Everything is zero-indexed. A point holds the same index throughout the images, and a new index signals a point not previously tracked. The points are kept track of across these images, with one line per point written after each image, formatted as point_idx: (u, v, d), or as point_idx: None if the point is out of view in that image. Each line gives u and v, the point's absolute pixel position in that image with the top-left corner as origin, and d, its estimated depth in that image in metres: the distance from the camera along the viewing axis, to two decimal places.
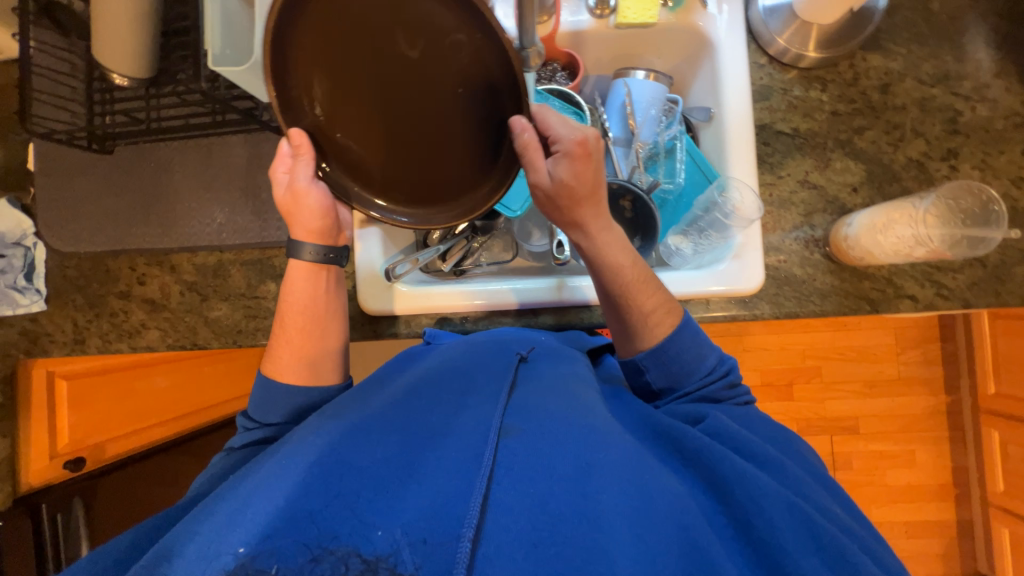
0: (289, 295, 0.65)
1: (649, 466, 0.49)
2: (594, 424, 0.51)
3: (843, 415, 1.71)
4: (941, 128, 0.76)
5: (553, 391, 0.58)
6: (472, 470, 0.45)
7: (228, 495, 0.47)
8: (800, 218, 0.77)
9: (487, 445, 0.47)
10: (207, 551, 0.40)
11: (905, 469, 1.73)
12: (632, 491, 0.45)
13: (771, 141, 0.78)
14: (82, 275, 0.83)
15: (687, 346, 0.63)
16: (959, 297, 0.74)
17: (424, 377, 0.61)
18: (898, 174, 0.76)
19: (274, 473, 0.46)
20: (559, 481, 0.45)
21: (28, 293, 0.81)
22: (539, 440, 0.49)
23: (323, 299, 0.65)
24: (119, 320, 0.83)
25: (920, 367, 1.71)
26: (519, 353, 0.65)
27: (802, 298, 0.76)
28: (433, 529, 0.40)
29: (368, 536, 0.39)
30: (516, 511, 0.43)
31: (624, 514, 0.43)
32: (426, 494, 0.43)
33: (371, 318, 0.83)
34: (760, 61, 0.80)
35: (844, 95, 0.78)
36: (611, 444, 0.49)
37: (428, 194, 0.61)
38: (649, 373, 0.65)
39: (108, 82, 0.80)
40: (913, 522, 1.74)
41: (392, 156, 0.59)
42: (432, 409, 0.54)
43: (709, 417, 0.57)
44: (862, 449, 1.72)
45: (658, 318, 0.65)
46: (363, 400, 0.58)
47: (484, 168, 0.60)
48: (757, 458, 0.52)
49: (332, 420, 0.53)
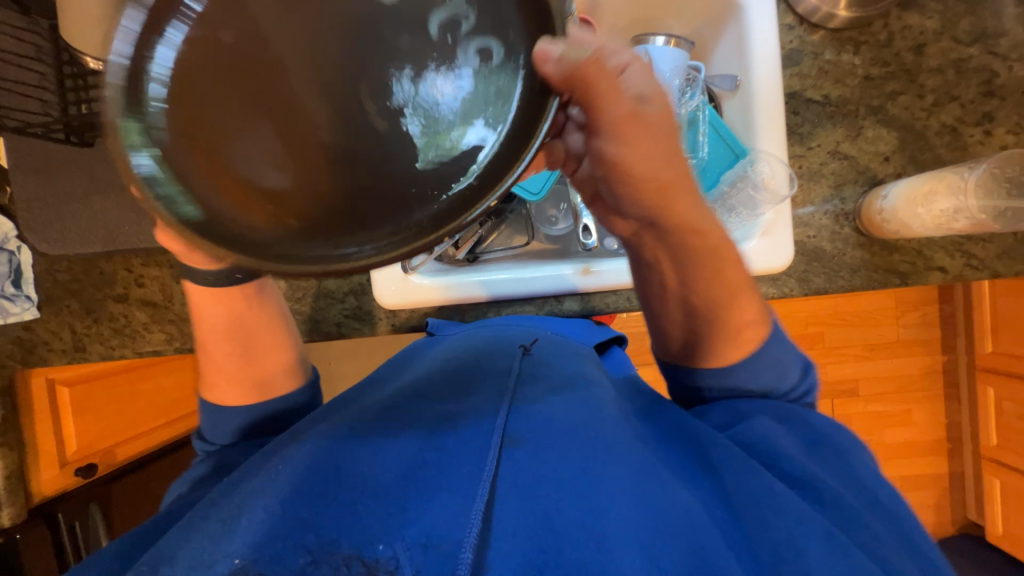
0: (202, 319, 0.59)
1: (661, 476, 0.46)
2: (606, 433, 0.48)
3: (844, 378, 1.74)
4: (976, 91, 0.73)
5: (562, 394, 0.54)
6: (470, 474, 0.43)
7: (223, 497, 0.44)
8: (830, 191, 0.74)
9: (490, 450, 0.45)
10: (199, 559, 0.38)
11: (902, 427, 1.79)
12: (645, 503, 0.42)
13: (801, 110, 0.75)
14: (74, 279, 0.78)
15: (770, 363, 0.56)
16: (987, 266, 0.73)
17: (421, 380, 0.58)
18: (931, 141, 0.73)
19: (265, 478, 0.44)
20: (565, 488, 0.43)
21: (18, 300, 0.76)
22: (546, 447, 0.47)
23: (246, 313, 0.60)
24: (121, 324, 0.78)
25: (917, 329, 1.74)
26: (522, 345, 0.62)
27: (831, 274, 0.74)
28: (434, 533, 0.39)
29: (369, 540, 0.38)
30: (515, 518, 0.41)
31: (638, 525, 0.40)
32: (424, 500, 0.41)
33: (389, 312, 0.79)
34: (788, 22, 0.75)
35: (877, 58, 0.74)
36: (623, 454, 0.46)
37: (332, 222, 0.38)
38: (709, 389, 0.58)
39: (82, 67, 0.74)
40: (908, 475, 1.81)
41: (295, 163, 0.38)
42: (432, 408, 0.52)
43: (755, 418, 0.52)
44: (862, 410, 1.76)
45: (744, 333, 0.55)
46: (361, 400, 0.55)
47: (428, 186, 0.38)
48: (782, 467, 0.48)
49: (331, 419, 0.51)
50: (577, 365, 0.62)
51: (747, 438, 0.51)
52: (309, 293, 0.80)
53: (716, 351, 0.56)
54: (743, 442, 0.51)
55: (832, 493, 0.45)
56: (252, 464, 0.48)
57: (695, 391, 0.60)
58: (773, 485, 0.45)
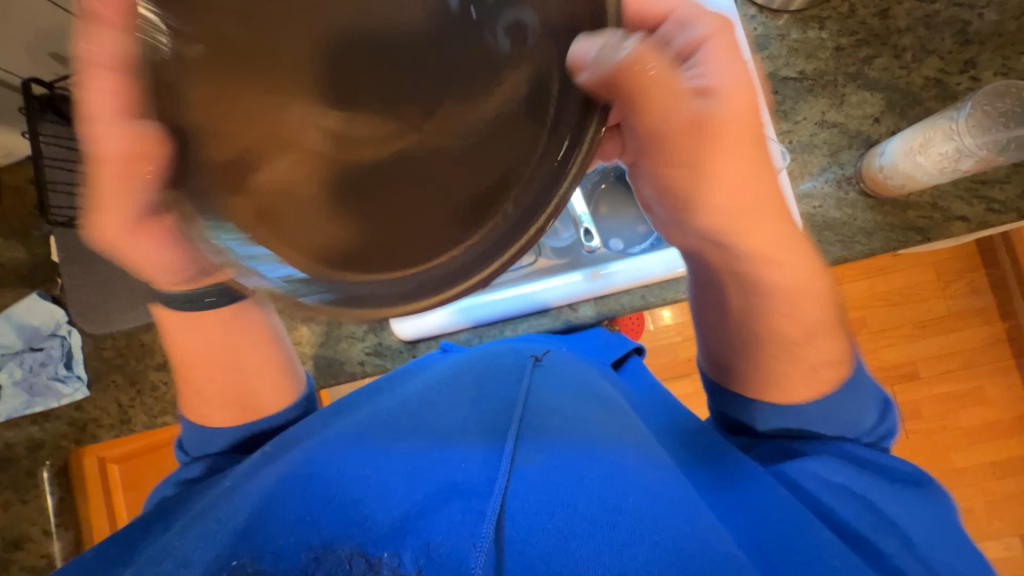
0: (182, 347, 0.67)
1: (674, 499, 0.56)
2: (619, 457, 0.60)
3: (898, 361, 1.48)
4: (952, 41, 0.74)
5: (579, 413, 0.66)
6: (473, 501, 0.53)
7: (228, 499, 0.55)
8: (826, 159, 0.76)
9: (500, 471, 0.55)
10: (201, 545, 0.50)
11: (978, 406, 1.49)
12: (654, 518, 0.52)
13: (780, 89, 0.77)
14: (120, 354, 0.86)
15: (853, 404, 0.64)
16: (1013, 207, 0.71)
17: (425, 394, 0.69)
18: (918, 97, 0.75)
19: (259, 485, 0.56)
20: (579, 514, 0.51)
21: (71, 380, 0.86)
22: (548, 468, 0.57)
23: (230, 346, 0.68)
24: (162, 392, 0.84)
25: (966, 299, 1.49)
26: (534, 356, 0.75)
27: (846, 240, 0.73)
28: (444, 545, 0.48)
29: (369, 541, 0.47)
30: (514, 523, 0.50)
31: (640, 532, 0.50)
32: (436, 515, 0.51)
33: (410, 344, 0.86)
34: (750, 13, 0.79)
35: (844, 29, 0.76)
36: (640, 478, 0.58)
37: None
38: (763, 421, 0.67)
39: None
40: (1000, 460, 1.48)
41: None
42: (436, 422, 0.64)
43: (822, 455, 0.62)
44: (927, 395, 1.49)
45: (844, 401, 0.64)
46: (361, 408, 0.69)
47: None
48: (835, 518, 0.57)
49: (331, 429, 0.64)
50: (577, 386, 0.73)
51: (803, 470, 0.61)
52: (332, 335, 0.87)
53: (813, 417, 0.64)
54: (798, 472, 0.61)
55: (866, 534, 0.56)
56: (281, 454, 0.61)
57: (747, 427, 0.70)
58: (809, 531, 0.54)
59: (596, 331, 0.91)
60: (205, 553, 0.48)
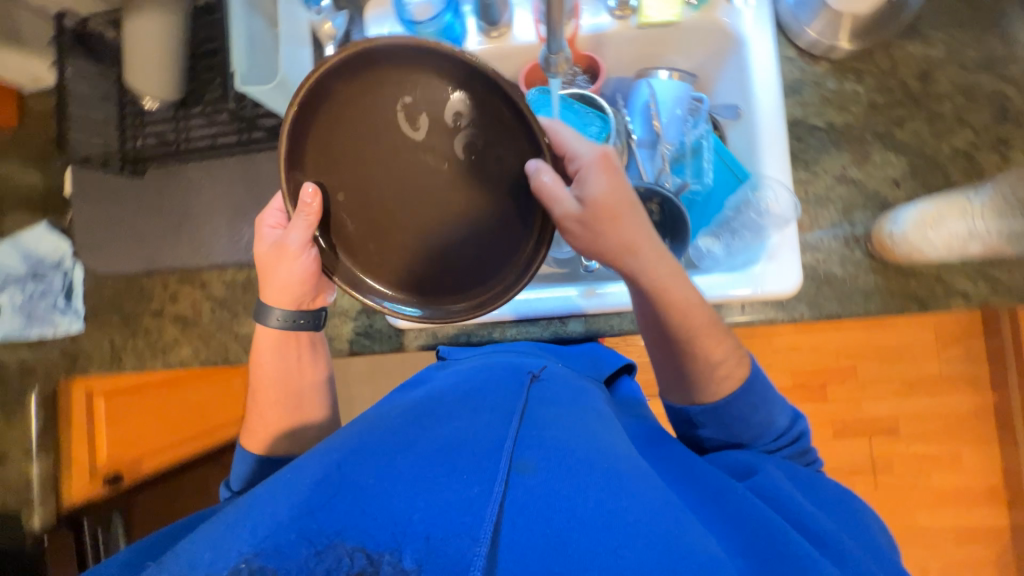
0: (259, 365, 0.71)
1: (676, 513, 0.49)
2: (623, 467, 0.53)
3: (880, 415, 1.49)
4: (989, 116, 0.73)
5: (581, 421, 0.59)
6: (475, 501, 0.47)
7: (239, 506, 0.51)
8: (838, 216, 0.75)
9: (501, 469, 0.50)
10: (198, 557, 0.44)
11: (951, 472, 1.49)
12: (656, 532, 0.46)
13: (805, 137, 0.77)
14: (119, 295, 0.89)
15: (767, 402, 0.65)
16: (1017, 292, 0.70)
17: (432, 398, 0.64)
18: (944, 166, 0.74)
19: (272, 488, 0.51)
20: (575, 523, 0.46)
21: (68, 314, 0.90)
22: (552, 475, 0.50)
23: (296, 369, 0.72)
24: (153, 337, 0.87)
25: (959, 365, 1.48)
26: (531, 373, 0.68)
27: (843, 299, 0.73)
28: (441, 549, 0.43)
29: (369, 539, 0.44)
30: (515, 531, 0.46)
31: (647, 550, 0.44)
32: (438, 509, 0.46)
33: (399, 330, 0.87)
34: (789, 54, 0.79)
35: (882, 86, 0.76)
36: (648, 491, 0.51)
37: None
38: (706, 428, 0.67)
39: (139, 107, 0.91)
40: (961, 527, 1.49)
41: None
42: (439, 421, 0.57)
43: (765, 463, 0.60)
44: (903, 453, 1.49)
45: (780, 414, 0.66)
46: (365, 418, 0.63)
47: None
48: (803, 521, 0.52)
49: (336, 437, 0.58)
50: (578, 397, 0.67)
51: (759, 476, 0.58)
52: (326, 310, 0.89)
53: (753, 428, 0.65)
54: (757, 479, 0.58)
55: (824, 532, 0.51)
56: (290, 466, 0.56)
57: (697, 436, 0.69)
58: (807, 547, 0.48)
59: (591, 344, 0.93)
60: (213, 551, 0.44)
